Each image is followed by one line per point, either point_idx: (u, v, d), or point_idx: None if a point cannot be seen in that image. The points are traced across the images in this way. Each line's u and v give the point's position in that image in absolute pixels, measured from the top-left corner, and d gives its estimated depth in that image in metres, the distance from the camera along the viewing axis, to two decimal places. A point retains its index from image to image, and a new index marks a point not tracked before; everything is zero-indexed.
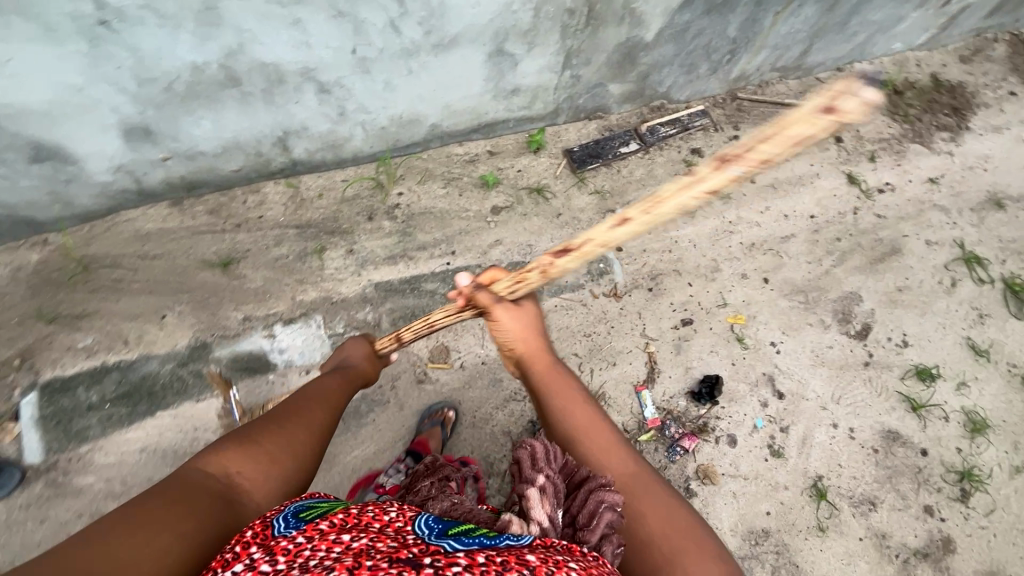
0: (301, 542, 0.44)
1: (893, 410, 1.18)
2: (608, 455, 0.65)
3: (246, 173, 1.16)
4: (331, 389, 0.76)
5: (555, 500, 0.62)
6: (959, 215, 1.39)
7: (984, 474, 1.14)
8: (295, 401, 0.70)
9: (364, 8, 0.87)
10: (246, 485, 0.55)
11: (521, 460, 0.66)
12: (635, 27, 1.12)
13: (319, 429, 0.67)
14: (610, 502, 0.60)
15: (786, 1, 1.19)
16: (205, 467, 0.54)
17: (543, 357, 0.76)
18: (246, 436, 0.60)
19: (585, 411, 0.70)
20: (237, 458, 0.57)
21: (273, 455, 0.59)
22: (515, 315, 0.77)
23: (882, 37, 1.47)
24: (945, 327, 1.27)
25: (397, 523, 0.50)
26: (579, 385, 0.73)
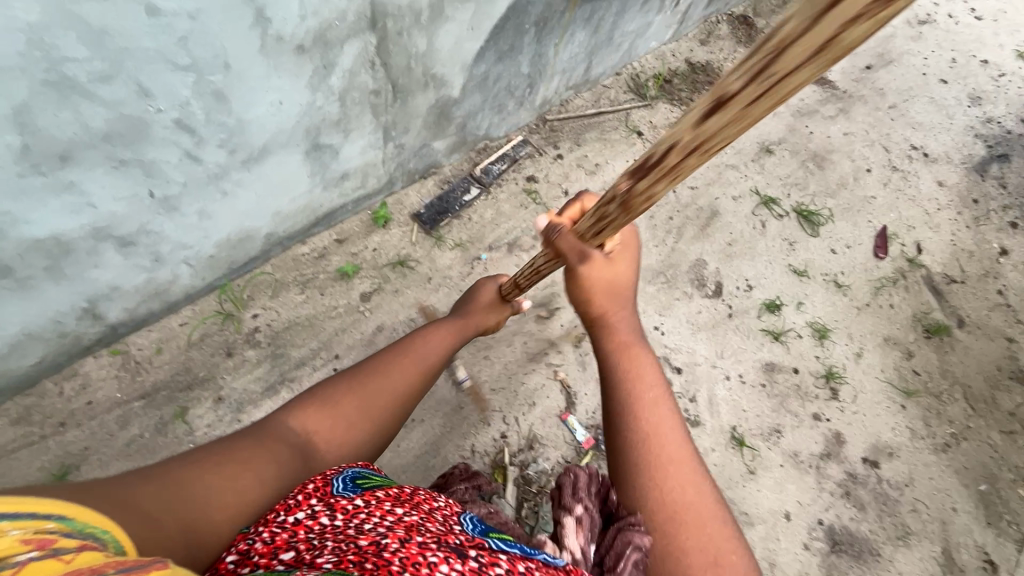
0: (358, 506, 0.52)
1: (764, 345, 1.37)
2: (671, 463, 0.64)
3: (52, 360, 0.96)
4: (422, 353, 0.84)
5: (590, 533, 0.69)
6: (746, 167, 1.66)
7: (840, 370, 1.37)
8: (386, 364, 0.79)
9: (150, 147, 0.75)
10: (320, 443, 0.67)
11: (564, 486, 0.75)
12: (442, 88, 1.14)
13: (401, 394, 0.77)
14: (639, 543, 0.61)
15: (560, 33, 1.32)
16: (292, 423, 0.67)
17: (623, 327, 0.73)
18: (330, 395, 0.72)
19: (656, 402, 0.68)
20: (318, 416, 0.69)
21: (349, 418, 0.71)
22: (609, 272, 0.72)
23: (640, 41, 1.70)
24: (770, 263, 1.51)
25: (445, 512, 0.58)
26: (655, 369, 0.71)
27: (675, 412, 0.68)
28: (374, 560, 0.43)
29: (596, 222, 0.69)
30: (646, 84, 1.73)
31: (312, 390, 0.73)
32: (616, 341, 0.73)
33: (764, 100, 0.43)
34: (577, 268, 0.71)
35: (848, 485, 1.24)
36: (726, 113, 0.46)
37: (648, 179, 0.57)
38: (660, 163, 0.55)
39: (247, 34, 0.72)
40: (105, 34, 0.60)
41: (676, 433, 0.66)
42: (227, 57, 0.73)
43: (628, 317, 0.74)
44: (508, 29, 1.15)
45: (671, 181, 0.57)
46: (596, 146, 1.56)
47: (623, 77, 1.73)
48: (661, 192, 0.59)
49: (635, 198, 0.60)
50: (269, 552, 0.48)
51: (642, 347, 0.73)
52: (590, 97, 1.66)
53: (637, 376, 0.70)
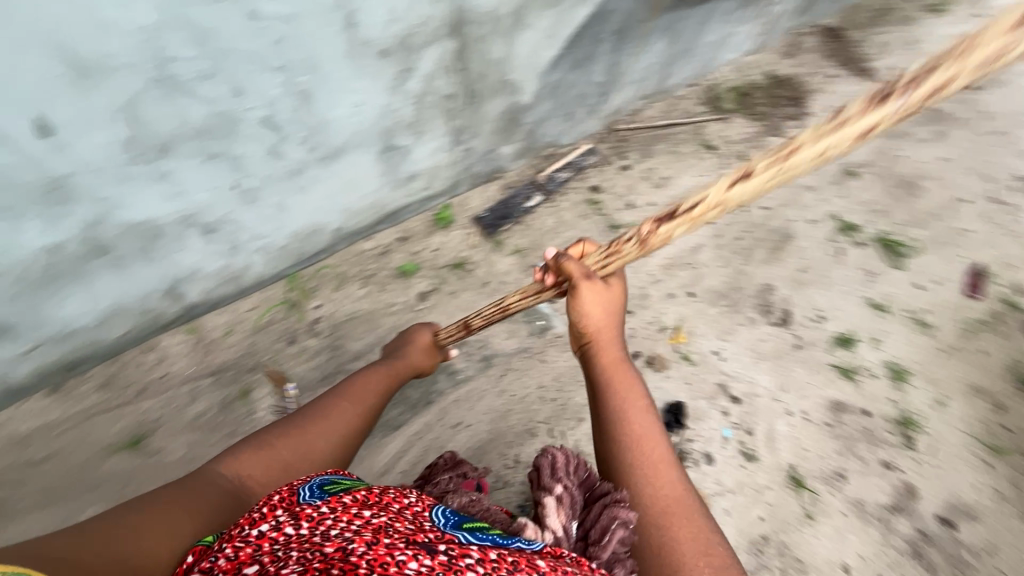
0: (324, 513, 0.54)
1: (832, 382, 1.29)
2: (657, 463, 0.69)
3: (136, 334, 1.02)
4: (359, 398, 0.88)
5: (570, 510, 0.74)
6: (825, 190, 1.56)
7: (918, 417, 1.26)
8: (329, 409, 0.84)
9: (238, 142, 0.79)
10: (254, 486, 0.70)
11: (542, 468, 0.80)
12: (514, 94, 1.14)
13: (340, 434, 0.81)
14: (624, 519, 0.67)
15: (638, 42, 1.29)
16: (226, 471, 0.69)
17: (612, 348, 0.80)
18: (267, 442, 0.75)
19: (642, 412, 0.74)
20: (255, 461, 0.72)
21: (284, 460, 0.73)
22: (605, 296, 0.78)
23: (720, 52, 1.63)
24: (846, 294, 1.41)
25: (414, 507, 0.59)
26: (638, 384, 0.77)
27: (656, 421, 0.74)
28: (340, 565, 0.45)
29: (607, 252, 0.77)
30: (722, 97, 1.66)
31: (249, 439, 0.76)
32: (603, 360, 0.79)
33: (786, 171, 0.58)
34: (576, 291, 0.77)
35: (918, 544, 1.13)
36: (752, 177, 0.60)
37: (663, 224, 0.68)
38: (681, 207, 0.66)
39: (335, 38, 0.75)
40: (210, 35, 0.64)
41: (660, 439, 0.72)
42: (315, 60, 0.76)
43: (615, 341, 0.80)
44: (586, 38, 1.13)
45: (686, 228, 0.68)
46: (664, 159, 1.51)
47: (699, 88, 1.67)
48: (675, 237, 0.69)
49: (650, 238, 0.70)
50: (235, 566, 0.49)
51: (625, 366, 0.79)
52: (662, 108, 1.62)
53: (621, 393, 0.76)
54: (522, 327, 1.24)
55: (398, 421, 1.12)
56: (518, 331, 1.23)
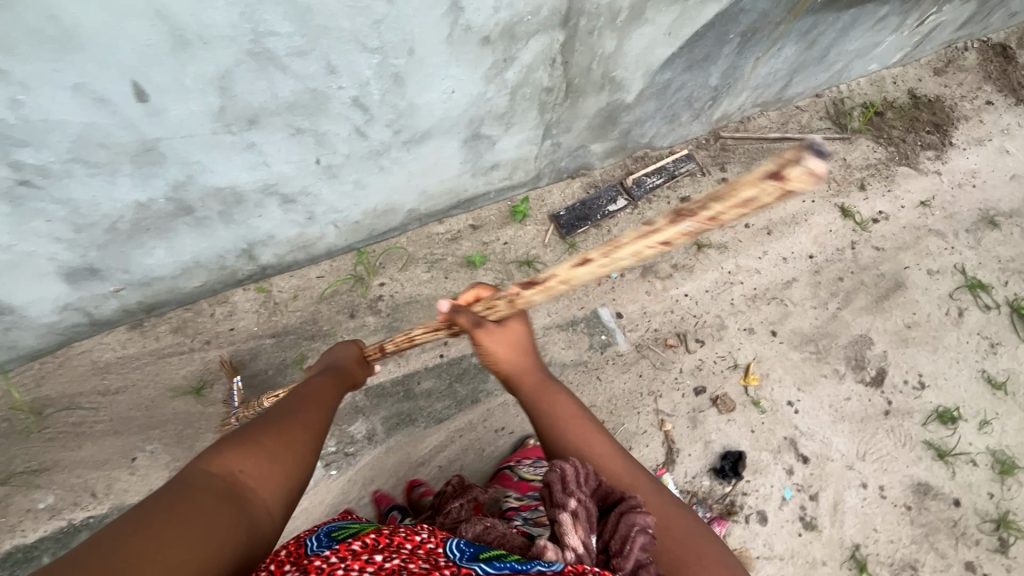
0: (335, 561, 0.50)
1: (920, 460, 1.14)
2: (607, 463, 0.70)
3: (210, 286, 1.06)
4: (323, 392, 0.75)
5: (589, 525, 0.60)
6: (955, 238, 1.36)
7: (1020, 521, 1.10)
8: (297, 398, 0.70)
9: (325, 120, 0.77)
10: (251, 487, 0.54)
11: (551, 482, 0.63)
12: (618, 92, 1.05)
13: (319, 421, 0.67)
14: (643, 525, 0.60)
15: (766, 46, 1.14)
16: (207, 478, 0.52)
17: (532, 372, 0.81)
18: (246, 436, 0.59)
19: (580, 422, 0.75)
20: (243, 462, 0.55)
21: (272, 452, 0.58)
22: (505, 336, 0.79)
23: (858, 62, 1.43)
24: (957, 362, 1.23)
25: (428, 544, 0.56)
26: (567, 396, 0.79)
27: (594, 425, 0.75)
28: None
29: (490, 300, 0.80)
30: (850, 113, 1.47)
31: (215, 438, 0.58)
32: (529, 387, 0.79)
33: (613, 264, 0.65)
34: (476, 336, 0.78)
35: None
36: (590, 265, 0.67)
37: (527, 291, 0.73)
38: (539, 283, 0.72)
39: (438, 22, 0.69)
40: (309, 12, 0.60)
41: (602, 440, 0.73)
42: (413, 43, 0.71)
43: (534, 366, 0.81)
44: (709, 39, 1.01)
45: (544, 296, 0.74)
46: None
47: (823, 100, 1.49)
48: (536, 300, 0.75)
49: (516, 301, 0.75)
50: None
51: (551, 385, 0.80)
52: (776, 118, 1.45)
53: (554, 412, 0.76)
54: (582, 338, 1.20)
55: (442, 415, 1.10)
56: (579, 342, 1.19)
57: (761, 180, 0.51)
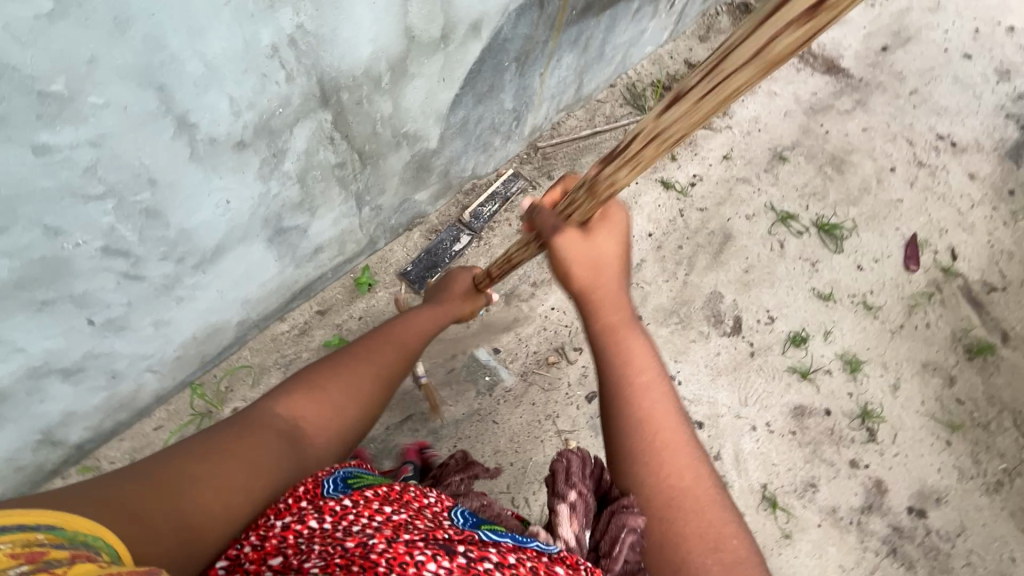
0: (347, 507, 0.54)
1: (791, 386, 1.26)
2: (665, 451, 0.66)
3: (15, 492, 0.88)
4: (400, 338, 0.89)
5: (584, 519, 0.69)
6: (759, 180, 1.52)
7: (877, 408, 1.26)
8: (373, 349, 0.85)
9: (77, 281, 0.65)
10: (309, 428, 0.70)
11: (557, 473, 0.73)
12: (417, 143, 1.03)
13: (382, 373, 0.82)
14: (633, 526, 0.63)
15: (545, 61, 1.18)
16: (281, 409, 0.70)
17: (613, 307, 0.76)
18: (318, 387, 0.75)
19: (655, 390, 0.70)
20: (306, 404, 0.72)
21: (340, 400, 0.75)
22: (590, 252, 0.76)
23: (635, 48, 1.55)
24: (792, 288, 1.39)
25: (435, 507, 0.60)
26: (647, 350, 0.74)
27: (668, 397, 0.70)
28: (360, 563, 0.45)
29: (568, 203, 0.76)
30: (644, 95, 1.59)
31: (297, 379, 0.76)
32: (604, 321, 0.75)
33: (721, 91, 0.54)
34: (555, 241, 0.76)
35: (893, 540, 1.13)
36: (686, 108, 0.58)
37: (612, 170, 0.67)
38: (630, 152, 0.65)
39: (170, 145, 0.61)
40: None
41: (671, 416, 0.69)
42: (151, 172, 0.62)
43: (617, 296, 0.77)
44: (485, 71, 1.02)
45: (630, 170, 0.67)
46: None
47: (618, 89, 1.59)
48: (625, 179, 0.69)
49: (598, 187, 0.70)
50: (260, 558, 0.50)
51: (631, 326, 0.75)
52: (583, 116, 1.54)
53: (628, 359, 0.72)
54: (469, 388, 1.17)
55: None
56: (465, 393, 1.16)
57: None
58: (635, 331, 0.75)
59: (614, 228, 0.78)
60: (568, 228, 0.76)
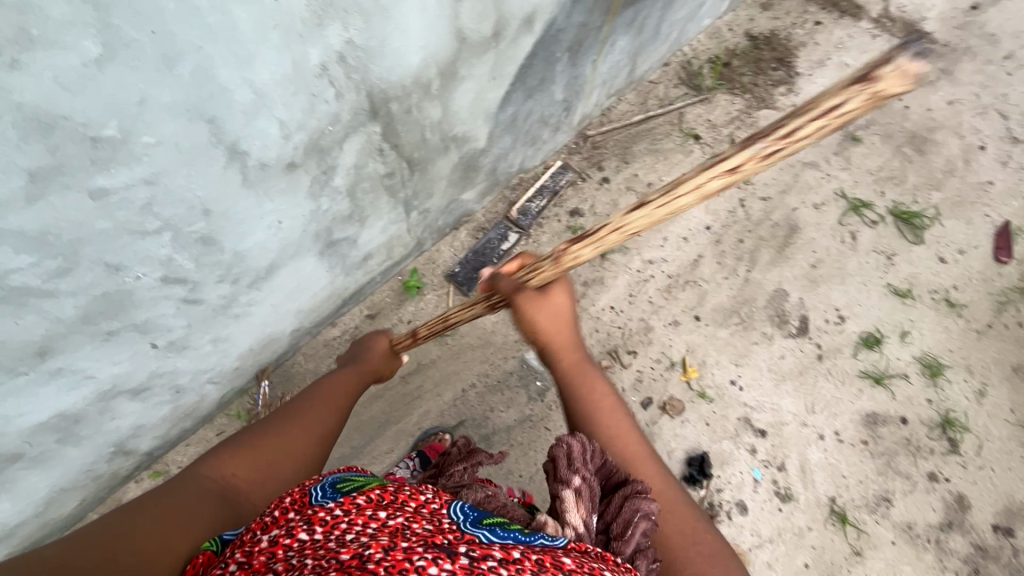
0: (339, 515, 0.51)
1: (863, 392, 1.18)
2: (635, 459, 0.68)
3: (92, 498, 0.92)
4: (343, 386, 0.84)
5: (591, 504, 0.60)
6: (828, 163, 1.39)
7: (960, 417, 1.16)
8: (322, 398, 0.80)
9: (138, 310, 0.66)
10: (239, 485, 0.64)
11: (557, 458, 0.63)
12: (465, 144, 0.98)
13: (326, 429, 0.76)
14: (646, 511, 0.59)
15: (599, 47, 1.10)
16: (210, 471, 0.64)
17: (572, 351, 0.77)
18: (248, 443, 0.69)
19: (614, 412, 0.72)
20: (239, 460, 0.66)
21: (276, 456, 0.69)
22: (550, 309, 0.76)
23: (691, 23, 1.44)
24: (865, 285, 1.28)
25: (432, 505, 0.56)
26: (606, 384, 0.76)
27: (630, 420, 0.73)
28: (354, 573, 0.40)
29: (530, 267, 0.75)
30: (700, 74, 1.48)
31: (231, 439, 0.70)
32: (566, 363, 0.77)
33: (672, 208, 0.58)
34: (518, 301, 0.75)
35: (974, 561, 1.07)
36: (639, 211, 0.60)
37: (578, 249, 0.67)
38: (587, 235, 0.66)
39: (223, 174, 0.59)
40: (48, 234, 0.49)
41: (634, 432, 0.71)
42: (204, 204, 0.60)
43: (575, 342, 0.78)
44: (537, 65, 0.96)
45: (597, 248, 0.67)
46: (646, 162, 1.38)
47: (672, 68, 1.49)
48: (587, 256, 0.69)
49: (564, 258, 0.69)
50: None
51: (589, 365, 0.78)
52: (634, 99, 1.45)
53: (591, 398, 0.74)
54: (520, 393, 1.14)
55: None
56: (517, 399, 1.14)
57: (851, 83, 0.43)
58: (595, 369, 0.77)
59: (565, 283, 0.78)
60: (524, 292, 0.75)
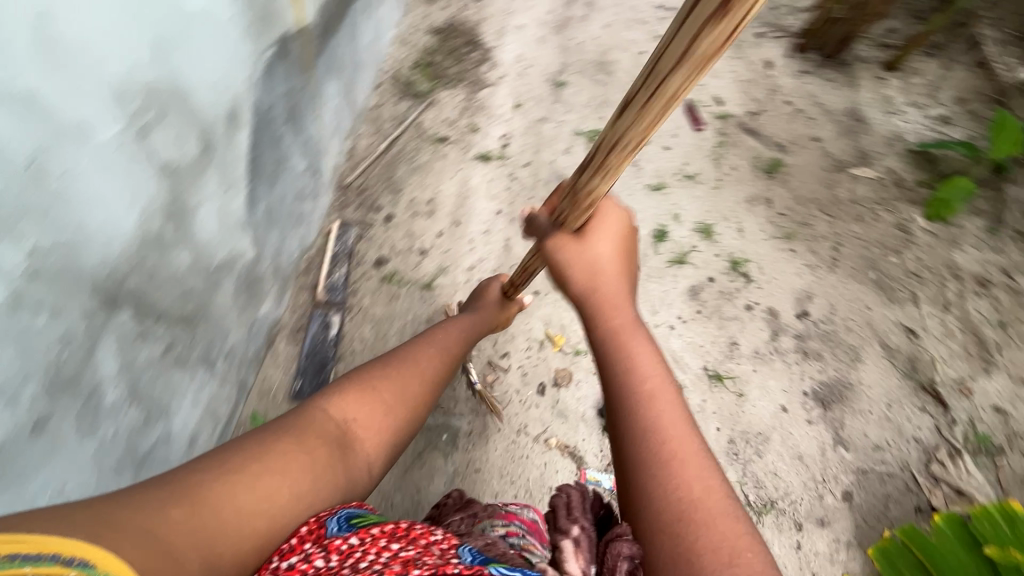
0: (354, 544, 0.48)
1: (675, 275, 1.42)
2: (675, 457, 0.55)
3: None
4: (447, 340, 0.89)
5: (592, 554, 0.58)
6: (556, 112, 1.54)
7: (740, 254, 1.46)
8: (427, 356, 0.83)
9: None
10: (355, 434, 0.66)
11: (557, 507, 0.65)
12: (234, 265, 0.86)
13: (427, 386, 0.79)
14: (633, 553, 0.52)
15: (312, 101, 1.03)
16: (331, 410, 0.66)
17: (621, 310, 0.70)
18: (361, 389, 0.71)
19: (663, 385, 0.62)
20: (351, 403, 0.68)
21: (385, 409, 0.71)
22: (585, 258, 0.74)
23: (379, 43, 1.46)
24: (633, 195, 1.51)
25: (443, 543, 0.49)
26: (657, 358, 0.65)
27: (679, 405, 0.60)
28: None
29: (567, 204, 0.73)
30: (415, 81, 1.52)
31: (345, 380, 0.72)
32: (613, 322, 0.69)
33: (662, 100, 0.52)
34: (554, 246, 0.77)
35: (802, 347, 1.38)
36: (634, 113, 0.56)
37: (596, 179, 0.66)
38: (598, 161, 0.64)
39: None
40: None
41: (683, 421, 0.59)
42: None
43: (622, 299, 0.71)
44: (265, 151, 0.87)
45: (607, 176, 0.65)
46: (415, 182, 1.39)
47: (385, 87, 1.50)
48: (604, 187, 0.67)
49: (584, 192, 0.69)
50: None
51: (638, 330, 0.68)
52: (371, 131, 1.44)
53: (630, 361, 0.64)
54: (436, 456, 1.13)
55: None
56: (438, 465, 1.12)
57: None
58: (642, 336, 0.67)
59: (611, 228, 0.76)
60: (565, 234, 0.76)
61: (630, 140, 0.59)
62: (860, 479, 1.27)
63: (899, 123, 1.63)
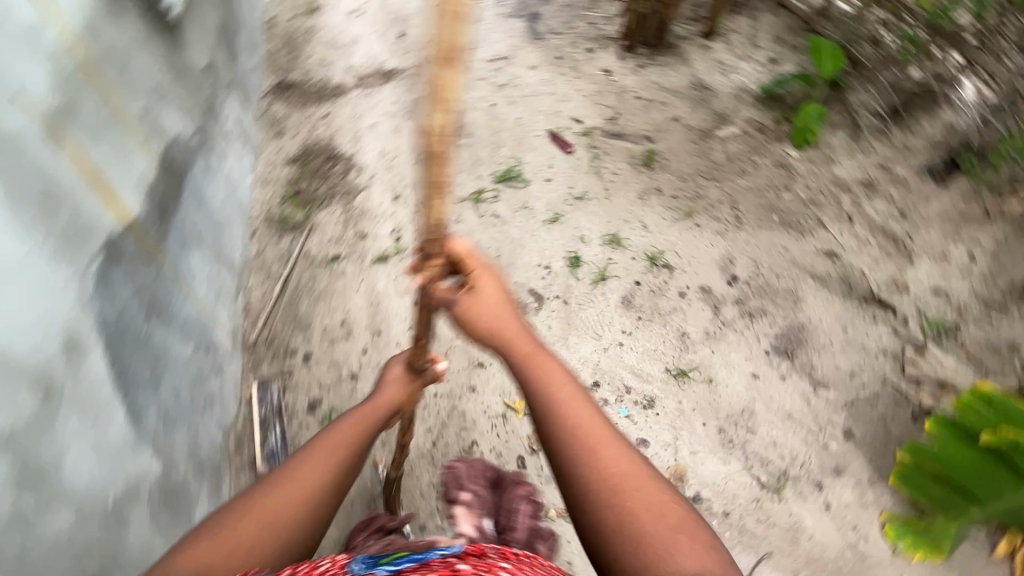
0: None
1: (606, 292, 1.41)
2: (596, 445, 0.58)
3: None
4: (348, 429, 0.72)
5: (481, 509, 0.92)
6: (434, 189, 1.55)
7: (653, 249, 1.48)
8: (319, 451, 0.68)
9: None
10: None
11: (453, 480, 0.95)
12: (140, 488, 0.78)
13: (321, 489, 0.64)
14: (518, 498, 0.96)
15: (174, 283, 0.99)
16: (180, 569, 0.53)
17: (522, 336, 0.69)
18: (223, 528, 0.58)
19: (571, 389, 0.63)
20: (216, 545, 0.56)
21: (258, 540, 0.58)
22: (478, 303, 0.69)
23: (238, 193, 1.44)
24: (534, 233, 1.49)
25: (332, 569, 0.52)
26: (562, 368, 0.66)
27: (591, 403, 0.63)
28: None
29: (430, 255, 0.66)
30: (288, 214, 1.49)
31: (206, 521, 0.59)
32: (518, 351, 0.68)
33: None
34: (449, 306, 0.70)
35: (746, 310, 1.39)
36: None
37: (432, 106, 0.57)
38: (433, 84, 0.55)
39: None
40: None
41: (595, 415, 0.61)
42: None
43: (515, 323, 0.70)
44: (132, 358, 0.81)
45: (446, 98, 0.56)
46: (322, 310, 1.35)
47: (261, 231, 1.47)
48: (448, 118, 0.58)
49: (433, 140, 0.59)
50: None
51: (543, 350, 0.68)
52: (260, 278, 1.39)
53: (541, 377, 0.65)
54: None
55: None
56: None
57: None
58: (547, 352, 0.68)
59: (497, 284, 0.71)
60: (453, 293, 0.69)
61: (441, 45, 0.52)
62: (852, 412, 1.26)
63: (737, 79, 1.75)
